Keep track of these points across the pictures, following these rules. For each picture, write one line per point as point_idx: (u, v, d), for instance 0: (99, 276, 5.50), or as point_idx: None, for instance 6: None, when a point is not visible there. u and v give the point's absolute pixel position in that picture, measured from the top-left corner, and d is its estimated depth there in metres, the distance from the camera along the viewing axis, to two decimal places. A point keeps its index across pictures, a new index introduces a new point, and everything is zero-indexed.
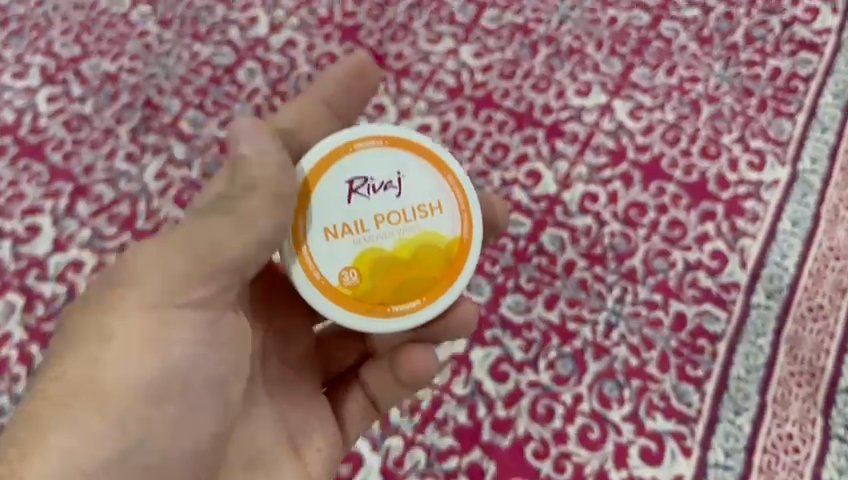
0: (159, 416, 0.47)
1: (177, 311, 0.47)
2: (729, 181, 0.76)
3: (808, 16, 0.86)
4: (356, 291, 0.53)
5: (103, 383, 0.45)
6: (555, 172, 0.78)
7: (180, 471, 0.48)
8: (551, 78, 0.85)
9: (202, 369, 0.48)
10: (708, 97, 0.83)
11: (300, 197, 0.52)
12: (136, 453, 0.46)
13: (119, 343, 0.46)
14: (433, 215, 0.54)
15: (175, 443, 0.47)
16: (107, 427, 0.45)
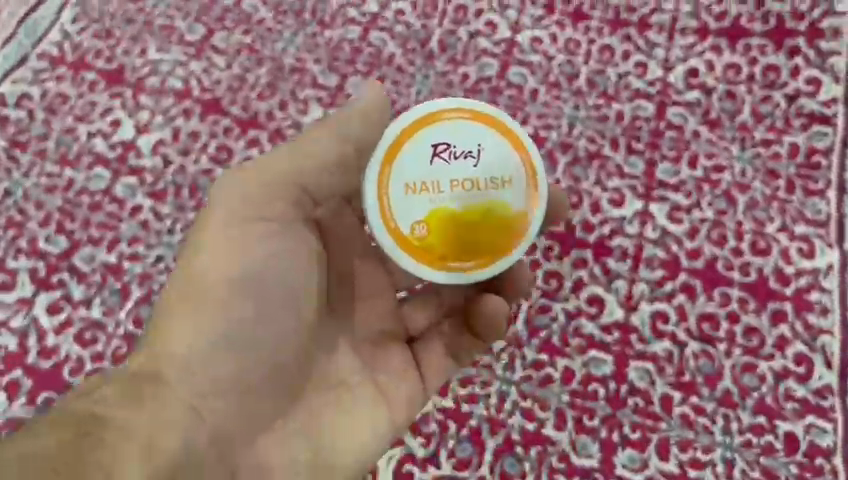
0: (243, 312, 0.58)
1: (260, 227, 0.59)
2: (788, 276, 0.76)
3: (812, 88, 0.87)
4: (424, 244, 0.61)
5: (201, 296, 0.57)
6: (615, 293, 0.76)
7: (266, 386, 0.59)
8: (581, 189, 0.82)
9: (268, 265, 0.59)
10: (737, 186, 0.83)
11: (387, 153, 0.61)
12: (241, 359, 0.58)
13: (217, 257, 0.58)
14: (504, 188, 0.62)
15: (259, 350, 0.58)
16: (205, 304, 0.57)
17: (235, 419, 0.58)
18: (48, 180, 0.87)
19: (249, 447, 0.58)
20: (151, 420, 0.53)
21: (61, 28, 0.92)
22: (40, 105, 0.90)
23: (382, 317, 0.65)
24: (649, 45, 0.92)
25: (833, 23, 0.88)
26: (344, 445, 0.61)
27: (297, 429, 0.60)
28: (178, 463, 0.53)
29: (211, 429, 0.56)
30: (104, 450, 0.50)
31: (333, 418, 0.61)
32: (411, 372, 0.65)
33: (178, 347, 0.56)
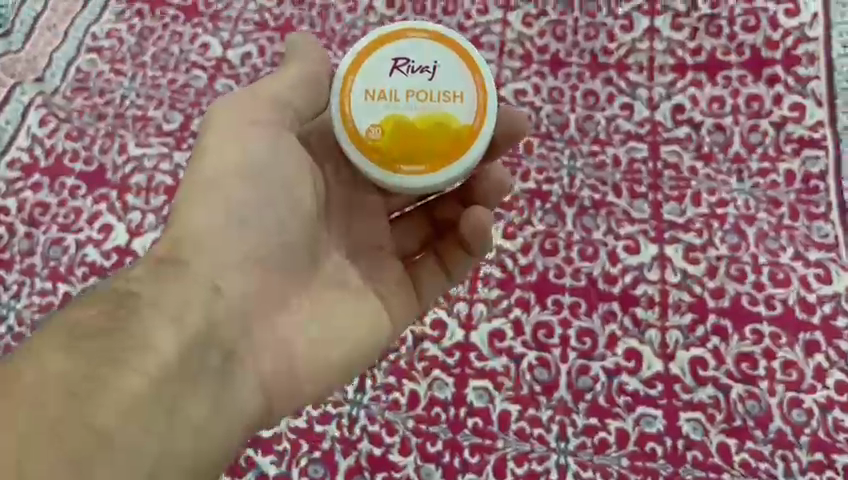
0: (249, 195, 0.58)
1: (253, 136, 0.58)
2: (812, 304, 0.77)
3: (797, 114, 0.89)
4: (376, 146, 0.59)
5: (210, 190, 0.57)
6: (651, 344, 0.76)
7: (278, 265, 0.58)
8: (594, 239, 0.83)
9: (274, 166, 0.58)
10: (745, 217, 0.83)
11: (353, 63, 0.60)
12: (248, 242, 0.57)
13: (216, 140, 0.59)
14: (455, 103, 0.59)
15: (269, 236, 0.58)
16: (213, 192, 0.57)
17: (247, 297, 0.56)
18: (41, 300, 0.81)
19: (264, 328, 0.57)
20: (165, 313, 0.52)
21: (29, 132, 0.91)
22: (18, 218, 0.85)
23: (377, 241, 0.65)
24: (631, 86, 0.94)
25: (807, 49, 0.91)
26: (356, 335, 0.60)
27: (308, 311, 0.59)
28: (190, 345, 0.53)
29: (228, 302, 0.55)
30: (131, 342, 0.50)
31: (340, 296, 0.60)
32: (405, 287, 0.65)
33: (189, 228, 0.57)
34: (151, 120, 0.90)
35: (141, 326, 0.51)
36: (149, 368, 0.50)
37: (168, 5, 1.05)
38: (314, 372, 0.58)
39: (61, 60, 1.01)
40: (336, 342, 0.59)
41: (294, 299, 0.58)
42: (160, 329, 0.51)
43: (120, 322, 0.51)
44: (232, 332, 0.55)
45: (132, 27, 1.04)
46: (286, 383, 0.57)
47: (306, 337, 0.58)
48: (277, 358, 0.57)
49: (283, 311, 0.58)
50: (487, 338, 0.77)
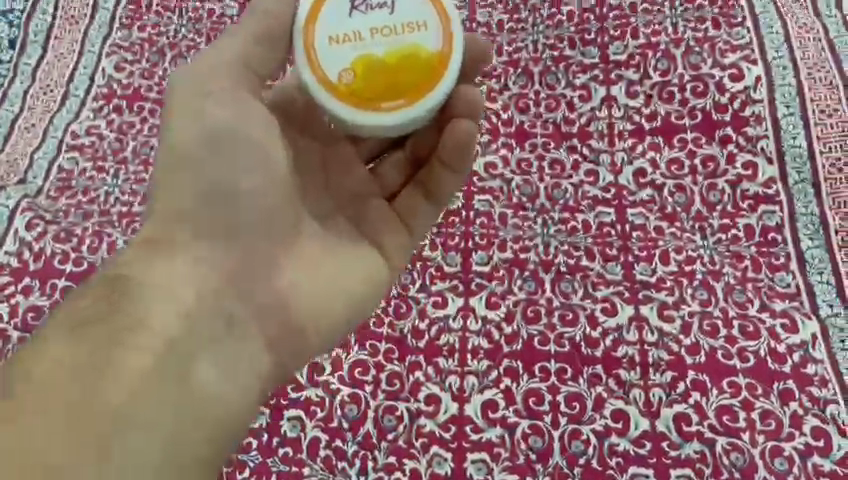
0: (217, 167, 0.65)
1: (209, 110, 0.66)
2: (782, 353, 0.82)
3: (750, 172, 0.95)
4: (351, 88, 0.65)
5: (183, 172, 0.66)
6: (635, 403, 0.80)
7: (253, 223, 0.66)
8: (572, 304, 0.87)
9: (234, 133, 0.66)
10: (711, 273, 0.88)
11: (311, 9, 0.65)
12: (224, 213, 0.65)
13: (178, 123, 0.66)
14: (419, 32, 0.65)
15: (238, 203, 0.65)
16: (187, 173, 0.66)
17: (230, 266, 0.65)
18: None
19: (253, 288, 0.65)
20: (155, 290, 0.61)
21: (16, 236, 0.93)
22: (11, 322, 0.86)
23: (357, 187, 0.71)
24: (594, 154, 0.99)
25: (754, 110, 0.98)
26: (341, 281, 0.67)
27: (292, 268, 0.66)
28: (187, 315, 0.61)
29: (212, 272, 0.64)
30: (129, 321, 0.58)
31: (320, 247, 0.68)
32: (389, 221, 0.71)
33: (171, 210, 0.65)
34: (137, 216, 0.96)
35: (141, 307, 0.60)
36: (147, 346, 0.58)
37: (146, 99, 1.10)
38: (308, 319, 0.66)
39: (43, 160, 1.04)
40: (324, 291, 0.66)
41: (279, 257, 0.66)
42: (155, 308, 0.60)
43: (120, 305, 0.59)
44: (221, 298, 0.64)
45: (111, 123, 1.08)
46: (285, 333, 0.65)
47: (294, 289, 0.65)
48: (269, 312, 0.65)
49: (269, 268, 0.65)
50: (481, 409, 0.80)
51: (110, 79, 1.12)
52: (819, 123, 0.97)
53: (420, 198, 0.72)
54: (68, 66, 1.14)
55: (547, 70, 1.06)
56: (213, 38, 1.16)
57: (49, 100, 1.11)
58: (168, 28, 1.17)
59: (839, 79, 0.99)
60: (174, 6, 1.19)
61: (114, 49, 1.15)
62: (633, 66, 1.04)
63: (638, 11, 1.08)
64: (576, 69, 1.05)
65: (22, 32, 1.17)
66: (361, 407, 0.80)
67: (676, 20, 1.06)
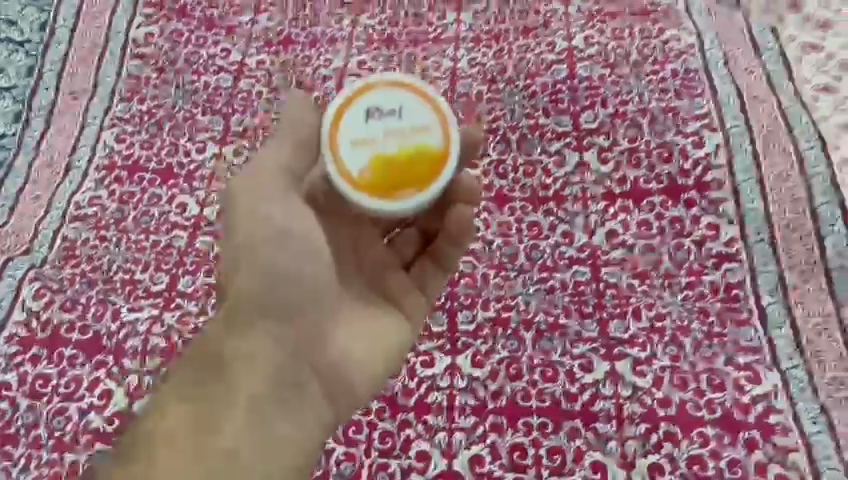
0: (281, 256, 0.75)
1: (270, 213, 0.76)
2: (747, 404, 0.88)
3: (713, 232, 1.02)
4: (371, 180, 0.72)
5: (253, 263, 0.76)
6: (612, 455, 0.85)
7: (315, 304, 0.76)
8: (552, 361, 0.93)
9: (292, 230, 0.76)
10: (680, 328, 0.95)
11: (334, 117, 0.73)
12: (288, 295, 0.75)
13: (242, 224, 0.77)
14: (424, 133, 0.74)
15: (301, 288, 0.76)
16: (255, 260, 0.76)
17: (295, 341, 0.76)
18: (49, 470, 0.85)
19: (314, 356, 0.75)
20: (237, 359, 0.75)
21: (24, 305, 0.98)
22: (21, 390, 0.91)
23: (380, 259, 0.79)
24: (569, 216, 1.06)
25: (715, 175, 1.06)
26: (386, 340, 0.77)
27: (344, 333, 0.76)
28: (263, 380, 0.74)
29: (279, 344, 0.75)
30: (221, 386, 0.74)
31: (364, 313, 0.78)
32: (409, 288, 0.80)
33: (244, 296, 0.76)
34: (138, 284, 1.01)
35: (230, 377, 0.74)
36: (238, 406, 0.73)
37: (146, 170, 1.15)
38: (361, 376, 0.76)
39: (48, 230, 1.09)
40: (370, 350, 0.76)
41: (336, 334, 0.76)
42: (241, 378, 0.74)
43: (215, 376, 0.74)
44: (290, 367, 0.75)
45: (112, 192, 1.13)
46: (342, 390, 0.76)
47: (348, 351, 0.76)
48: (326, 372, 0.75)
49: (325, 337, 0.76)
50: (469, 463, 0.85)
51: (111, 150, 1.18)
52: (775, 188, 1.05)
53: (429, 264, 0.81)
54: (70, 138, 1.20)
55: (523, 138, 1.13)
56: (209, 109, 1.22)
57: (53, 172, 1.16)
58: (166, 99, 1.23)
59: (791, 146, 1.08)
60: (172, 78, 1.25)
61: (115, 121, 1.21)
62: (603, 133, 1.12)
63: (607, 81, 1.16)
64: (551, 136, 1.13)
65: (26, 107, 1.23)
66: (356, 465, 0.85)
67: (642, 90, 1.14)
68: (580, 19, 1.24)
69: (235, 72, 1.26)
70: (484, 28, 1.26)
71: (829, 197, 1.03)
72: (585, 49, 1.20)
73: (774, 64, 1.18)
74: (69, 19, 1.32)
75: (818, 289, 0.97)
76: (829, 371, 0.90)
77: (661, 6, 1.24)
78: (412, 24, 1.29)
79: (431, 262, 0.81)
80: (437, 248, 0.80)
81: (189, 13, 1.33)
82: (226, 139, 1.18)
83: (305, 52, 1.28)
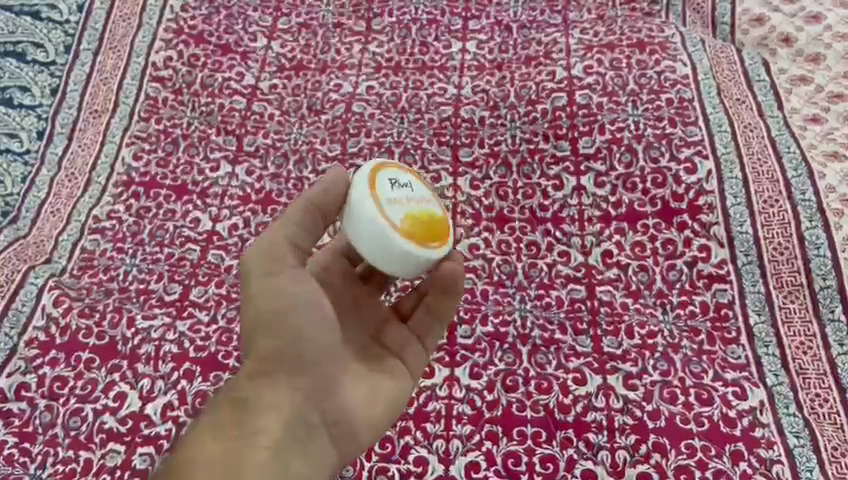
0: (301, 314, 0.76)
1: (285, 280, 0.76)
2: (733, 418, 0.91)
3: (704, 254, 1.07)
4: (407, 233, 0.75)
5: (272, 319, 0.76)
6: (603, 464, 0.89)
7: (330, 359, 0.78)
8: (547, 374, 0.96)
9: (310, 291, 0.77)
10: (671, 345, 0.99)
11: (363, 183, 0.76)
12: (307, 350, 0.76)
13: (262, 281, 0.76)
14: (433, 203, 0.79)
15: (319, 345, 0.77)
16: (275, 315, 0.76)
17: (311, 393, 0.77)
18: (65, 468, 0.89)
19: (326, 403, 0.77)
20: (257, 408, 0.74)
21: (44, 311, 1.03)
22: (39, 391, 0.95)
23: (382, 315, 0.86)
24: (566, 236, 1.11)
25: (707, 199, 1.11)
26: (390, 391, 0.81)
27: (351, 385, 0.79)
28: (281, 427, 0.75)
29: (297, 395, 0.76)
30: (243, 429, 0.73)
31: (367, 366, 0.82)
32: (409, 339, 0.86)
33: (261, 350, 0.76)
34: (153, 293, 1.06)
35: (252, 421, 0.74)
36: (262, 450, 0.73)
37: (162, 186, 1.20)
38: (366, 425, 0.79)
39: (68, 241, 1.14)
40: (376, 400, 0.80)
41: (346, 390, 0.78)
42: (262, 424, 0.74)
43: (235, 421, 0.74)
44: (306, 415, 0.76)
45: (129, 207, 1.18)
46: (349, 437, 0.78)
47: (356, 403, 0.78)
48: (335, 420, 0.78)
49: (335, 388, 0.78)
50: (465, 469, 0.89)
51: (129, 167, 1.23)
52: (762, 211, 1.10)
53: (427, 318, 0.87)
54: (91, 155, 1.25)
55: (523, 162, 1.19)
56: (223, 129, 1.27)
57: (74, 186, 1.22)
58: (182, 120, 1.29)
59: (780, 174, 1.13)
60: (188, 100, 1.31)
61: (133, 140, 1.26)
62: (600, 159, 1.16)
63: (604, 109, 1.21)
64: (550, 161, 1.18)
65: (50, 125, 1.28)
66: (356, 468, 0.88)
67: (637, 119, 1.19)
68: (579, 50, 1.30)
69: (248, 95, 1.32)
70: (488, 57, 1.33)
71: (814, 221, 1.08)
72: (584, 78, 1.25)
73: (765, 95, 1.25)
74: (93, 43, 1.38)
75: (804, 309, 1.01)
76: (813, 388, 0.95)
77: (657, 38, 1.30)
78: (418, 53, 1.36)
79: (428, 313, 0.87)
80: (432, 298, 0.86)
81: (206, 39, 1.39)
82: (239, 158, 1.24)
83: (316, 77, 1.34)
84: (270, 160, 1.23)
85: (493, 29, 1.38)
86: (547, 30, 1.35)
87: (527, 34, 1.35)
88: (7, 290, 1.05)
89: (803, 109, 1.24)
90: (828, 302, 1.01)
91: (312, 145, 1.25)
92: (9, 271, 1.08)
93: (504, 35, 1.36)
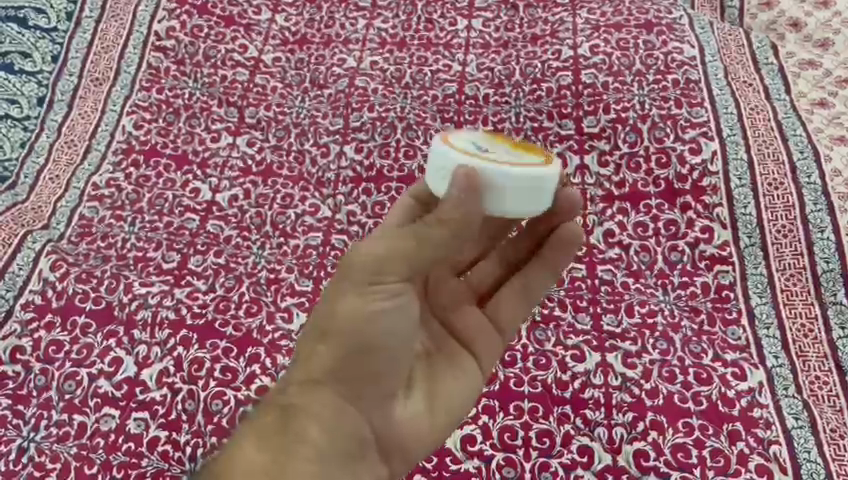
0: (381, 330, 0.63)
1: (379, 294, 0.62)
2: (731, 397, 0.91)
3: (706, 235, 1.06)
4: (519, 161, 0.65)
5: (347, 330, 0.62)
6: (600, 440, 0.88)
7: (403, 372, 0.67)
8: (545, 350, 0.96)
9: (395, 304, 0.62)
10: (671, 325, 0.98)
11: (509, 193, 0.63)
12: (377, 366, 0.64)
13: (347, 292, 0.62)
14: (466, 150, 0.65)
15: (391, 360, 0.64)
16: (353, 327, 0.62)
17: (370, 404, 0.65)
18: (59, 430, 0.89)
19: (382, 420, 0.66)
20: (308, 419, 0.63)
21: (40, 276, 1.02)
22: (34, 355, 0.95)
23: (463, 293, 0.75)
24: None
25: (711, 181, 1.10)
26: (455, 405, 0.72)
27: (411, 399, 0.69)
28: (329, 442, 0.63)
29: (351, 407, 0.65)
30: (292, 444, 0.62)
31: (438, 371, 0.72)
32: (491, 330, 0.76)
33: (325, 358, 0.63)
34: (151, 261, 1.05)
35: (300, 438, 0.62)
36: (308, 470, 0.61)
37: (162, 155, 1.19)
38: (421, 443, 0.70)
39: (66, 208, 1.13)
40: (438, 413, 0.70)
41: (406, 400, 0.69)
42: (312, 440, 0.63)
43: (281, 434, 0.62)
44: (361, 430, 0.65)
45: (129, 176, 1.17)
46: (402, 454, 0.69)
47: (415, 416, 0.69)
48: (391, 438, 0.67)
49: (394, 405, 0.67)
50: (459, 443, 0.88)
51: (129, 135, 1.22)
52: (767, 193, 1.09)
53: (516, 295, 0.76)
54: (91, 123, 1.24)
55: (527, 139, 1.17)
56: (225, 101, 1.26)
57: (73, 154, 1.20)
58: (183, 91, 1.28)
59: (785, 157, 1.12)
60: (190, 71, 1.30)
61: (133, 109, 1.25)
62: (604, 138, 1.15)
63: (610, 88, 1.19)
64: (553, 139, 1.17)
65: (50, 91, 1.27)
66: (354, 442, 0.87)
67: (643, 99, 1.17)
68: (587, 29, 1.28)
69: (251, 67, 1.31)
70: (493, 36, 1.32)
71: (819, 205, 1.07)
72: (590, 58, 1.23)
73: (772, 79, 1.24)
74: (95, 11, 1.37)
75: (806, 292, 1.01)
76: (813, 371, 0.94)
77: (665, 19, 1.29)
78: (423, 30, 1.34)
79: (517, 289, 0.76)
80: (528, 278, 0.76)
81: (210, 10, 1.37)
82: (240, 130, 1.23)
83: (320, 51, 1.33)
84: (272, 133, 1.22)
85: (499, 8, 1.36)
86: (554, 9, 1.33)
87: (534, 14, 1.34)
88: (4, 253, 1.05)
89: (810, 93, 1.23)
90: (831, 285, 1.01)
91: (314, 118, 1.24)
92: (6, 236, 1.07)
93: (509, 14, 1.35)
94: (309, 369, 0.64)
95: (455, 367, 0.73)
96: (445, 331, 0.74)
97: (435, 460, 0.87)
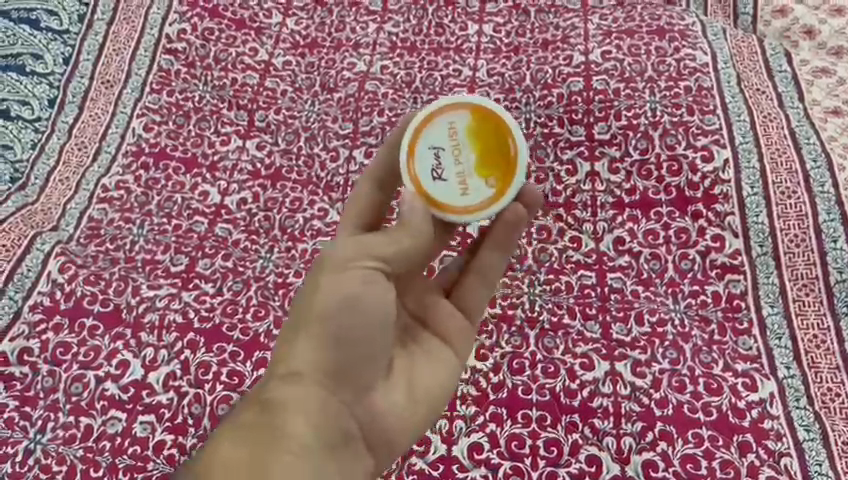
0: (353, 313, 0.69)
1: (348, 278, 0.69)
2: (742, 408, 0.90)
3: (718, 243, 1.05)
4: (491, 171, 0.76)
5: (322, 316, 0.69)
6: (608, 450, 0.87)
7: (378, 360, 0.72)
8: (553, 358, 0.95)
9: (365, 288, 0.69)
10: (681, 334, 0.97)
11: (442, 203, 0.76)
12: (351, 350, 0.69)
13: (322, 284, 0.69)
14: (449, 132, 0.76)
15: (363, 343, 0.70)
16: (327, 313, 0.69)
17: (348, 392, 0.70)
18: (65, 433, 0.89)
19: (362, 408, 0.70)
20: (290, 406, 0.65)
21: (49, 278, 1.02)
22: (41, 357, 0.95)
23: (428, 289, 0.81)
24: (578, 222, 1.09)
25: (722, 189, 1.09)
26: (434, 395, 0.76)
27: (389, 390, 0.73)
28: (313, 426, 0.65)
29: (331, 394, 0.68)
30: (277, 430, 0.63)
31: (415, 363, 0.76)
32: (464, 323, 0.81)
33: (301, 349, 0.69)
34: (159, 264, 1.05)
35: (283, 424, 0.63)
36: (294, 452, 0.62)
37: (172, 158, 1.19)
38: (402, 432, 0.73)
39: (75, 210, 1.13)
40: (417, 402, 0.75)
41: (385, 389, 0.73)
42: (294, 425, 0.64)
43: (265, 422, 0.64)
44: (341, 417, 0.68)
45: (138, 178, 1.17)
46: (383, 443, 0.72)
47: (393, 404, 0.73)
48: (371, 426, 0.71)
49: (371, 393, 0.71)
50: (467, 451, 0.88)
51: (139, 138, 1.22)
52: (779, 202, 1.08)
53: (474, 285, 0.83)
54: (101, 126, 1.24)
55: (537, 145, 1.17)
56: (234, 104, 1.26)
57: (83, 156, 1.20)
58: (193, 93, 1.28)
59: (798, 165, 1.11)
60: (201, 74, 1.30)
61: (143, 111, 1.25)
62: (615, 145, 1.14)
63: (621, 95, 1.18)
64: (564, 145, 1.16)
65: (61, 93, 1.27)
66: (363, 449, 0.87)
67: (655, 105, 1.16)
68: (598, 35, 1.27)
69: (261, 71, 1.31)
70: (504, 41, 1.32)
71: (832, 214, 1.06)
72: (602, 64, 1.23)
73: (785, 87, 1.23)
74: (107, 13, 1.38)
75: (819, 302, 1.00)
76: (825, 382, 0.93)
77: (677, 26, 1.28)
78: (434, 35, 1.34)
79: (478, 278, 0.84)
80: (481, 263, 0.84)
81: (221, 13, 1.37)
82: (250, 134, 1.23)
83: (330, 55, 1.33)
84: (281, 136, 1.22)
85: (510, 12, 1.36)
86: (565, 15, 1.33)
87: (545, 19, 1.34)
88: (12, 255, 1.05)
89: (824, 101, 1.22)
90: (844, 296, 1.00)
91: (323, 122, 1.23)
92: (15, 237, 1.07)
93: (521, 19, 1.35)
94: (288, 363, 0.69)
95: (433, 360, 0.77)
96: (415, 329, 0.79)
97: (442, 468, 0.86)
